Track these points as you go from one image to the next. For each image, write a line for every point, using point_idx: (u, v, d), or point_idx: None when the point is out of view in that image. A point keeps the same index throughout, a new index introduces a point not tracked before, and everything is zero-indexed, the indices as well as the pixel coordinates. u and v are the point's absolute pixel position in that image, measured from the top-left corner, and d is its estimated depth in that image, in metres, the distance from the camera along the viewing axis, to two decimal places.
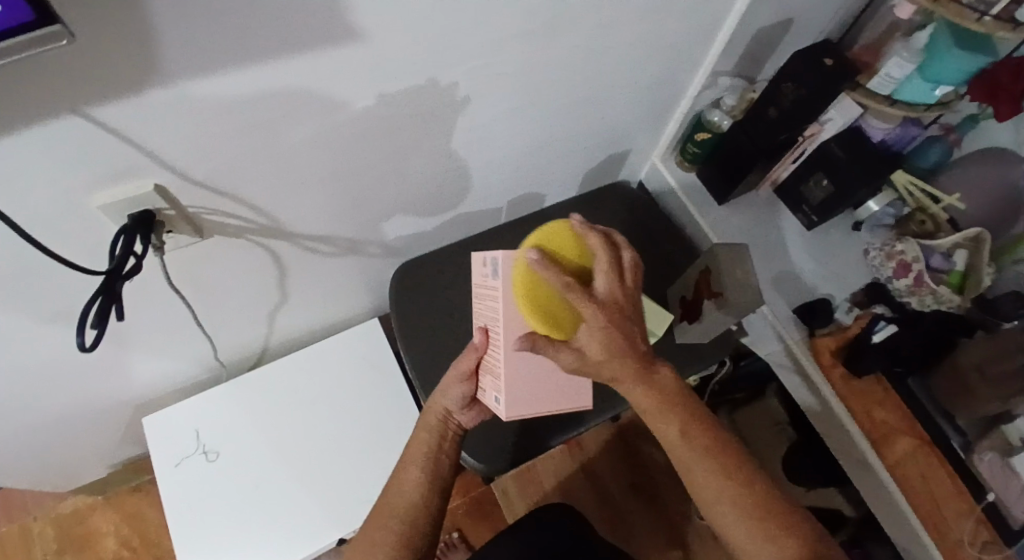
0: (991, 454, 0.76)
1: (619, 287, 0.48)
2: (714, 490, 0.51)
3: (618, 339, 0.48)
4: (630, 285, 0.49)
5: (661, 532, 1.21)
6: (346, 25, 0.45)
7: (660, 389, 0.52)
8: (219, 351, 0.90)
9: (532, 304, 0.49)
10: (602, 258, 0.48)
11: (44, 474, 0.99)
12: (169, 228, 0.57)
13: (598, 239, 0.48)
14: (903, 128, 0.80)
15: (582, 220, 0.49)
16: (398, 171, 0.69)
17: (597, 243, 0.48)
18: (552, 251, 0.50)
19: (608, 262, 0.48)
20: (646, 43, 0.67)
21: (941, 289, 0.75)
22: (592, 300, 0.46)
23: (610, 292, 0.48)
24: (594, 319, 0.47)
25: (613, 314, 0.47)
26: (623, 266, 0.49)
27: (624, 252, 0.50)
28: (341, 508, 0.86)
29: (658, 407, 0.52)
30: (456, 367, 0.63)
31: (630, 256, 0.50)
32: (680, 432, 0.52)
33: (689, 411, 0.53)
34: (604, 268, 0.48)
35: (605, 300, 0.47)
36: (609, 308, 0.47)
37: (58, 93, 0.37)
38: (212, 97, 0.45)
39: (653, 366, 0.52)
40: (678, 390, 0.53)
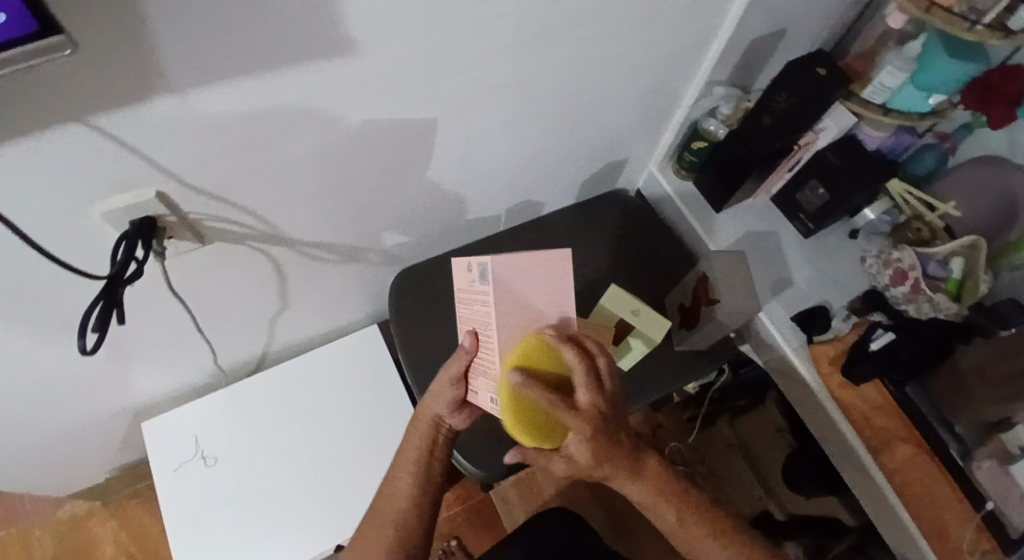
0: (991, 462, 0.75)
1: (598, 396, 0.52)
2: (711, 555, 0.59)
3: (603, 440, 0.52)
4: (606, 391, 0.53)
5: (662, 541, 1.20)
6: (342, 36, 0.46)
7: (653, 480, 0.58)
8: (219, 357, 0.90)
9: (518, 421, 0.53)
10: (580, 374, 0.51)
11: (43, 480, 0.99)
12: (170, 235, 0.58)
13: (573, 357, 0.51)
14: (898, 136, 0.82)
15: (556, 336, 0.52)
16: (398, 180, 0.70)
17: (574, 361, 0.51)
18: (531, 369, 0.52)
19: (585, 373, 0.51)
20: (641, 53, 0.68)
21: (938, 296, 0.76)
22: (575, 415, 0.51)
23: (589, 403, 0.51)
24: (581, 434, 0.51)
25: (595, 422, 0.51)
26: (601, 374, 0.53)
27: (599, 360, 0.53)
28: (339, 515, 0.86)
29: (656, 496, 0.58)
30: (446, 374, 0.62)
31: (604, 361, 0.54)
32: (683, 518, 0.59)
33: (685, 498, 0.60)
34: (581, 384, 0.51)
35: (585, 410, 0.51)
36: (590, 418, 0.51)
37: (60, 103, 0.38)
38: (211, 106, 0.46)
39: (641, 462, 0.58)
40: (666, 472, 0.60)
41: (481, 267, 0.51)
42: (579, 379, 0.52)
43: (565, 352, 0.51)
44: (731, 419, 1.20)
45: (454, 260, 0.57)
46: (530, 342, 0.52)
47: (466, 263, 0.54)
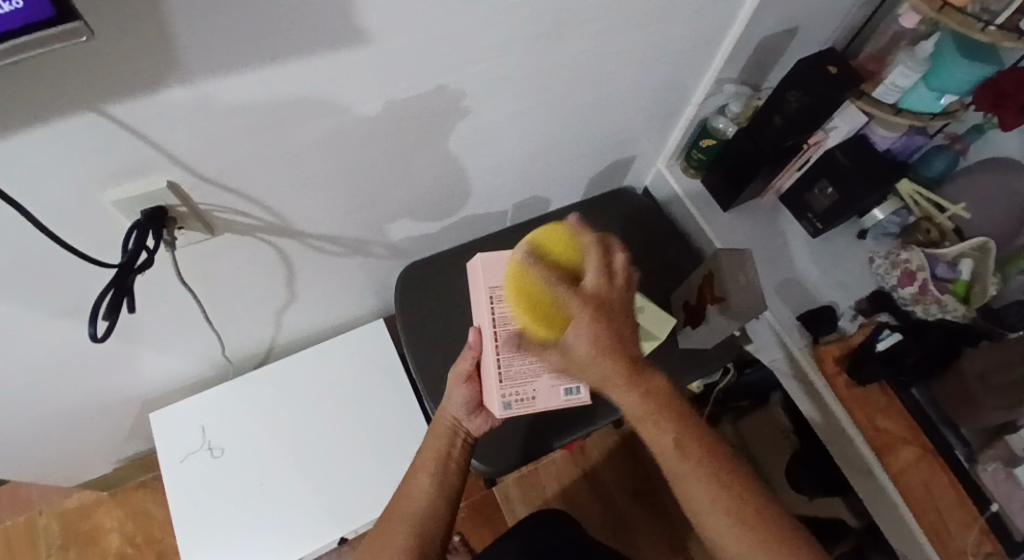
0: (995, 465, 0.76)
1: (608, 285, 0.47)
2: (694, 480, 0.52)
3: (608, 333, 0.46)
4: (620, 286, 0.48)
5: (663, 539, 1.20)
6: (354, 27, 0.46)
7: (658, 401, 0.50)
8: (227, 348, 0.91)
9: (523, 309, 0.52)
10: (592, 255, 0.48)
11: (52, 467, 1.00)
12: (181, 225, 0.58)
13: (590, 237, 0.49)
14: (908, 137, 0.81)
15: (578, 222, 0.52)
16: (406, 172, 0.70)
17: (589, 243, 0.49)
18: (545, 250, 0.52)
19: (597, 261, 0.47)
20: (652, 48, 0.68)
21: (946, 298, 0.76)
22: (580, 296, 0.46)
23: (598, 288, 0.47)
24: (581, 312, 0.46)
25: (600, 304, 0.46)
26: (615, 269, 0.48)
27: (616, 255, 0.49)
28: (343, 508, 0.87)
29: (647, 417, 0.50)
30: (456, 374, 0.65)
31: (621, 257, 0.49)
32: (680, 445, 0.51)
33: (690, 424, 0.52)
34: (594, 265, 0.47)
35: (590, 295, 0.46)
36: (594, 303, 0.46)
37: (74, 91, 0.39)
38: (223, 96, 0.46)
39: (650, 371, 0.50)
40: (668, 393, 0.51)
41: None
42: (592, 259, 0.48)
43: (581, 236, 0.50)
44: (734, 419, 1.17)
45: (478, 257, 0.60)
46: (554, 230, 0.52)
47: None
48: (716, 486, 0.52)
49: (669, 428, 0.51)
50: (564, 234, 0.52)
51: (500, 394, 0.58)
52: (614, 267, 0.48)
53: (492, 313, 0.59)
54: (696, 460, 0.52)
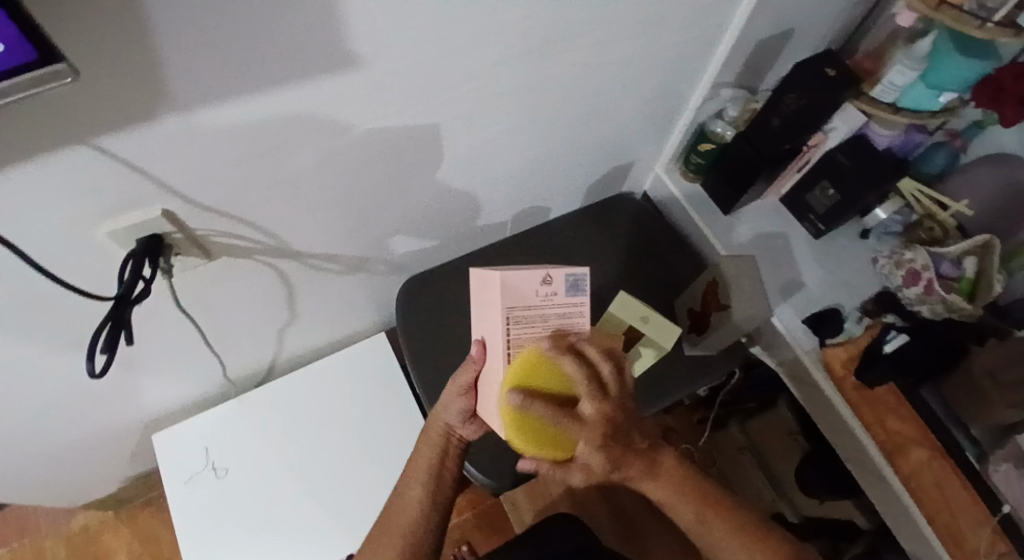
0: (1007, 466, 0.73)
1: (606, 407, 0.50)
2: (728, 545, 0.57)
3: (615, 445, 0.51)
4: (615, 401, 0.50)
5: (674, 543, 1.19)
6: (346, 50, 0.45)
7: (669, 478, 0.57)
8: (228, 368, 0.90)
9: (524, 438, 0.51)
10: (583, 385, 0.49)
11: (57, 493, 0.99)
12: (177, 252, 0.58)
13: (575, 367, 0.49)
14: (908, 135, 0.81)
15: (554, 345, 0.50)
16: (402, 190, 0.69)
17: (575, 371, 0.49)
18: (531, 385, 0.50)
19: (589, 388, 0.49)
20: (647, 55, 0.67)
21: (952, 297, 0.74)
22: (583, 427, 0.49)
23: (598, 414, 0.49)
24: (591, 444, 0.49)
25: (605, 431, 0.49)
26: (606, 383, 0.50)
27: (602, 368, 0.50)
28: (351, 524, 0.86)
29: (673, 493, 0.57)
30: (455, 383, 0.61)
31: (610, 367, 0.51)
32: (697, 517, 0.57)
33: (698, 489, 0.58)
34: (587, 395, 0.49)
35: (591, 421, 0.49)
36: (599, 429, 0.49)
37: (61, 126, 0.38)
38: (216, 122, 0.45)
39: (655, 458, 0.57)
40: (683, 467, 0.59)
41: (571, 278, 0.52)
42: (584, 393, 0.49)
43: (565, 364, 0.49)
44: (742, 421, 1.21)
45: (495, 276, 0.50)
46: (530, 357, 0.50)
47: (543, 276, 0.51)
48: (738, 540, 0.57)
49: (682, 499, 0.57)
50: (541, 359, 0.50)
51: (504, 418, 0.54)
52: (605, 380, 0.50)
53: (506, 335, 0.50)
54: (711, 521, 0.58)
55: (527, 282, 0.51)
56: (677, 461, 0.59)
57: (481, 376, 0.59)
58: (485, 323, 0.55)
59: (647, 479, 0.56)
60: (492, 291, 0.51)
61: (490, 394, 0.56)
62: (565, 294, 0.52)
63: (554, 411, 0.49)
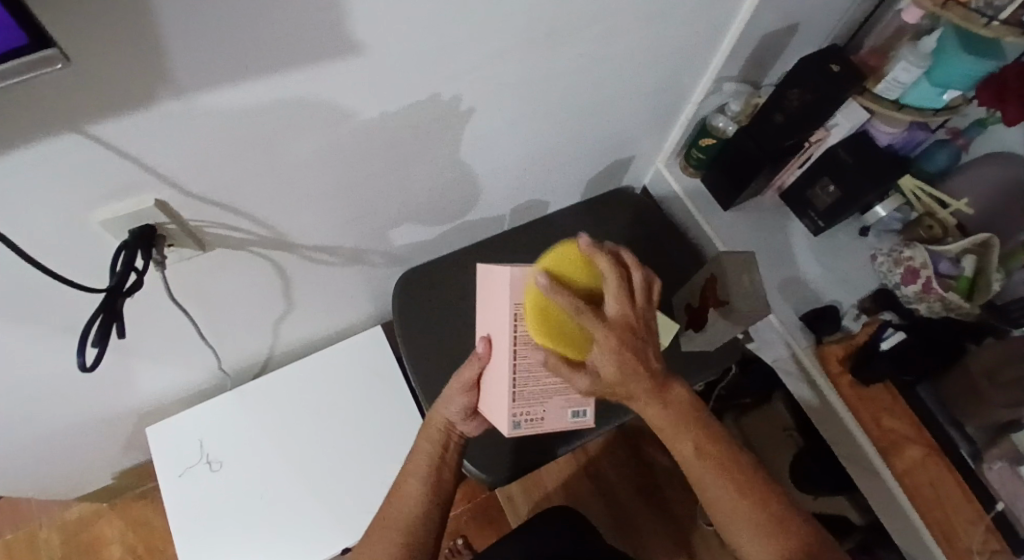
0: (1001, 463, 0.75)
1: (630, 308, 0.47)
2: (716, 486, 0.52)
3: (631, 356, 0.48)
4: (640, 306, 0.48)
5: (667, 536, 1.20)
6: (345, 39, 0.44)
7: (675, 408, 0.53)
8: (224, 359, 0.90)
9: (542, 330, 0.49)
10: (612, 281, 0.46)
11: (49, 482, 0.99)
12: (171, 243, 0.57)
13: (609, 263, 0.46)
14: (910, 132, 0.80)
15: (591, 242, 0.47)
16: (401, 181, 0.68)
17: (607, 268, 0.46)
18: (558, 275, 0.48)
19: (617, 285, 0.46)
20: (651, 48, 0.67)
21: (950, 296, 0.74)
22: (602, 324, 0.46)
23: (619, 313, 0.47)
24: (606, 343, 0.46)
25: (623, 333, 0.47)
26: (635, 289, 0.48)
27: (634, 273, 0.48)
28: (346, 516, 0.86)
29: (674, 424, 0.53)
30: (458, 379, 0.61)
31: (642, 275, 0.48)
32: (696, 449, 0.53)
33: (702, 424, 0.54)
34: (613, 293, 0.47)
35: (612, 320, 0.47)
36: (617, 331, 0.47)
37: (54, 113, 0.37)
38: (214, 111, 0.44)
39: (665, 385, 0.52)
40: (690, 401, 0.54)
41: None
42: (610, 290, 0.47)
43: (597, 258, 0.46)
44: (736, 417, 1.19)
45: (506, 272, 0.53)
46: (565, 249, 0.49)
47: None
48: (733, 488, 0.52)
49: (682, 431, 0.53)
50: (576, 252, 0.48)
51: (509, 414, 0.55)
52: (634, 286, 0.48)
53: (514, 329, 0.52)
54: (711, 457, 0.53)
55: None
56: (687, 393, 0.54)
57: (485, 373, 0.59)
58: (492, 321, 0.57)
59: (651, 404, 0.52)
60: (501, 291, 0.54)
61: (493, 391, 0.57)
62: None
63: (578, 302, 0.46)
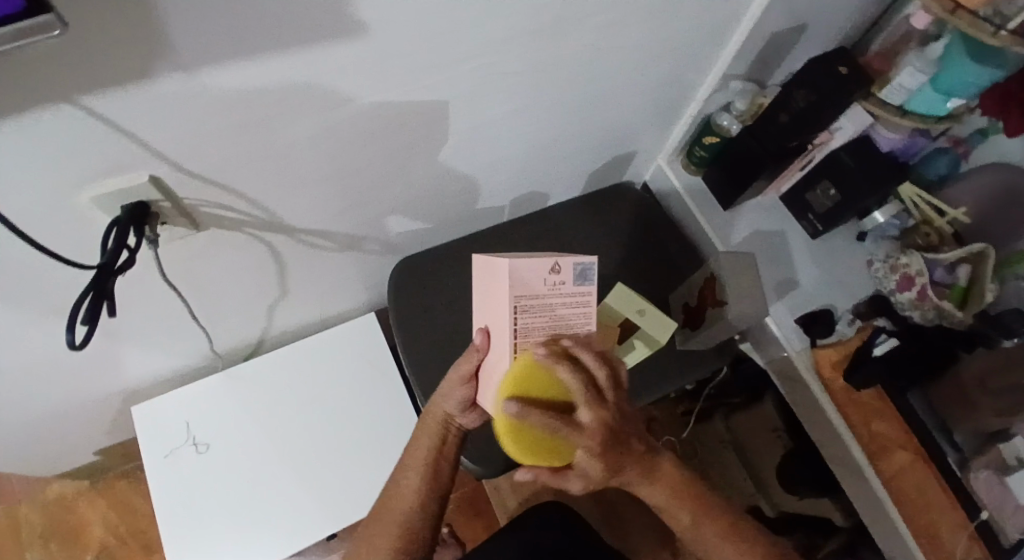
0: (987, 472, 0.77)
1: (606, 412, 0.48)
2: (718, 549, 0.58)
3: (614, 451, 0.50)
4: (612, 403, 0.49)
5: (652, 531, 1.21)
6: (351, 17, 0.43)
7: (667, 481, 0.57)
8: (214, 342, 0.88)
9: (521, 447, 0.49)
10: (581, 392, 0.47)
11: (31, 460, 0.97)
12: (164, 221, 0.55)
13: (572, 378, 0.46)
14: (911, 139, 0.80)
15: (549, 353, 0.46)
16: (401, 167, 0.67)
17: (573, 381, 0.46)
18: (526, 394, 0.47)
19: (588, 393, 0.47)
20: (659, 42, 0.66)
21: (944, 304, 0.75)
22: (582, 434, 0.47)
23: (598, 420, 0.47)
24: (592, 451, 0.48)
25: (605, 436, 0.48)
26: (602, 385, 0.49)
27: (600, 373, 0.48)
28: (333, 504, 0.85)
29: (671, 496, 0.57)
30: (455, 372, 0.60)
31: (604, 372, 0.48)
32: (693, 519, 0.57)
33: (693, 493, 0.58)
34: (586, 404, 0.47)
35: (591, 427, 0.47)
36: (599, 436, 0.47)
37: (47, 84, 0.35)
38: (212, 86, 0.43)
39: (654, 462, 0.56)
40: (680, 472, 0.58)
41: (579, 267, 0.48)
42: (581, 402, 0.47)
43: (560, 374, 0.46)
44: (726, 416, 1.23)
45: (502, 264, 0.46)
46: (522, 367, 0.46)
47: (552, 264, 0.47)
48: (733, 547, 0.58)
49: (680, 503, 0.57)
50: (536, 368, 0.47)
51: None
52: (601, 382, 0.48)
53: (513, 326, 0.46)
54: (709, 526, 0.58)
55: (531, 273, 0.46)
56: (676, 463, 0.58)
57: (483, 364, 0.57)
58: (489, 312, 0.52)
59: (644, 483, 0.56)
60: (501, 278, 0.47)
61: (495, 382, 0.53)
62: (573, 283, 0.48)
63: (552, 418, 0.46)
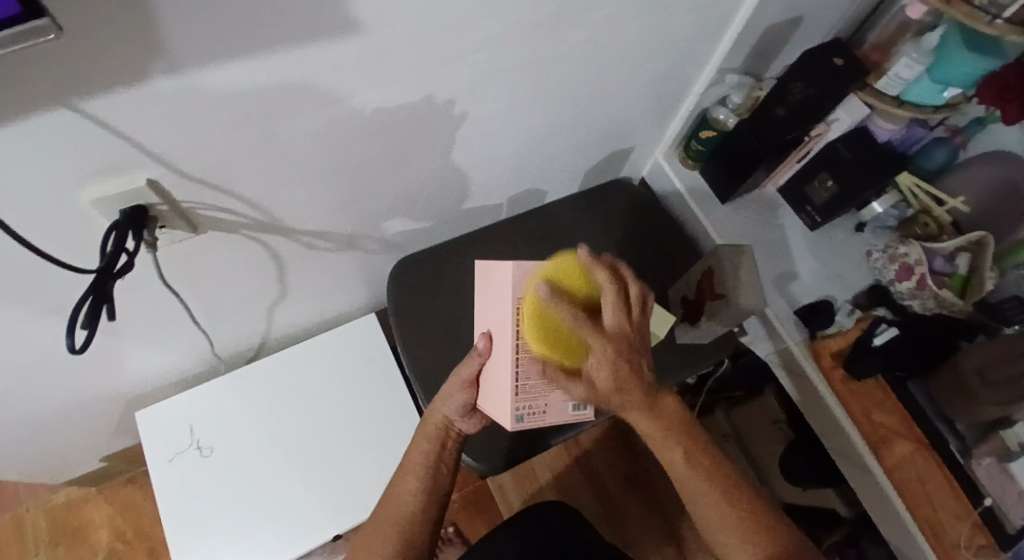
0: (989, 459, 0.77)
1: (626, 321, 0.47)
2: (705, 493, 0.54)
3: (626, 366, 0.48)
4: (637, 319, 0.48)
5: (656, 527, 1.21)
6: (345, 17, 0.43)
7: (670, 430, 0.53)
8: (216, 345, 0.89)
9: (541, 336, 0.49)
10: (610, 291, 0.47)
11: (37, 464, 0.97)
12: (162, 224, 0.56)
13: (606, 275, 0.46)
14: (909, 130, 0.81)
15: (589, 253, 0.47)
16: (399, 166, 0.67)
17: (604, 280, 0.46)
18: (561, 284, 0.49)
19: (614, 297, 0.47)
20: (654, 36, 0.66)
21: (944, 292, 0.75)
22: (599, 333, 0.46)
23: (617, 328, 0.47)
24: (604, 353, 0.46)
25: (621, 341, 0.47)
26: (631, 300, 0.48)
27: (632, 286, 0.48)
28: (337, 505, 0.86)
29: (667, 436, 0.54)
30: (458, 376, 0.60)
31: (637, 287, 0.49)
32: (684, 457, 0.54)
33: (690, 434, 0.55)
34: (611, 304, 0.47)
35: (610, 332, 0.47)
36: (615, 341, 0.46)
37: (41, 89, 0.36)
38: (206, 88, 0.43)
39: (660, 402, 0.53)
40: (681, 412, 0.55)
41: None
42: (607, 302, 0.47)
43: (596, 270, 0.47)
44: (727, 409, 1.22)
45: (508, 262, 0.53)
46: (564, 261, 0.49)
47: None
48: (722, 496, 0.54)
49: (674, 442, 0.54)
50: (576, 263, 0.49)
51: (513, 407, 0.54)
52: (630, 297, 0.48)
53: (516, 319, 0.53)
54: (700, 465, 0.54)
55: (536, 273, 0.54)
56: (677, 403, 0.55)
57: (484, 369, 0.59)
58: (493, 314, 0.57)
59: (642, 413, 0.52)
60: (503, 282, 0.54)
61: (495, 387, 0.57)
62: None
63: (577, 311, 0.47)
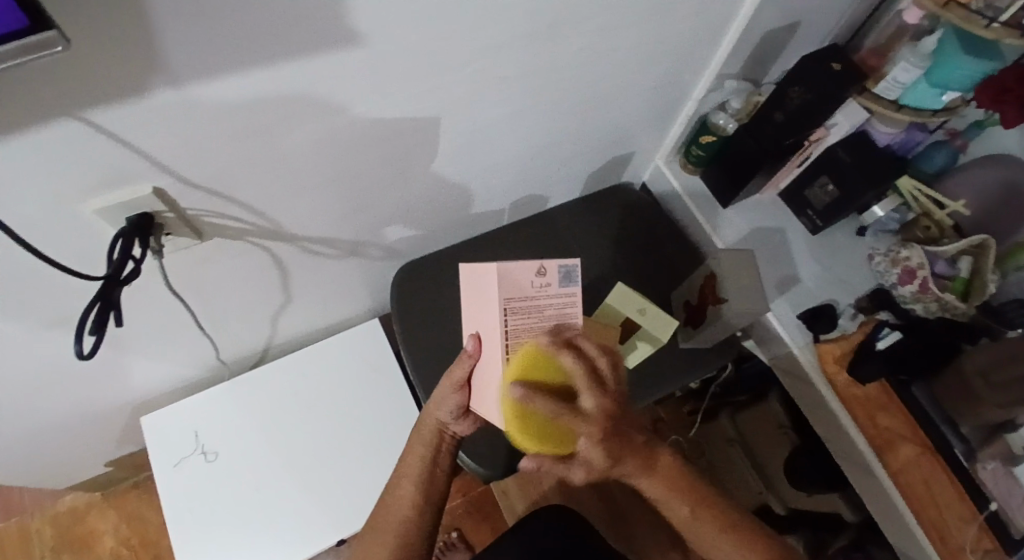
0: (994, 463, 0.77)
1: (607, 400, 0.49)
2: (713, 538, 0.58)
3: (615, 439, 0.51)
4: (615, 393, 0.50)
5: (661, 533, 1.20)
6: (346, 27, 0.44)
7: (664, 474, 0.57)
8: (220, 351, 0.89)
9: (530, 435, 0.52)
10: (583, 378, 0.49)
11: (43, 472, 0.98)
12: (168, 232, 0.56)
13: (574, 362, 0.49)
14: (909, 133, 0.81)
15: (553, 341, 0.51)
16: (400, 174, 0.68)
17: (574, 366, 0.49)
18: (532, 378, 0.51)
19: (589, 381, 0.49)
20: (653, 43, 0.66)
21: (946, 296, 0.75)
22: (583, 420, 0.48)
23: (600, 408, 0.49)
24: (591, 437, 0.49)
25: (606, 423, 0.49)
26: (605, 377, 0.50)
27: (601, 362, 0.50)
28: (340, 510, 0.86)
29: (669, 490, 0.57)
30: (451, 378, 0.60)
31: (609, 362, 0.51)
32: (691, 511, 0.58)
33: (689, 486, 0.58)
34: (588, 389, 0.49)
35: (592, 414, 0.49)
36: (600, 423, 0.49)
37: (49, 101, 0.36)
38: (210, 99, 0.44)
39: (652, 455, 0.56)
40: (679, 466, 0.59)
41: (564, 269, 0.54)
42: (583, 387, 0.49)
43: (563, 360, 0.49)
44: (731, 413, 1.23)
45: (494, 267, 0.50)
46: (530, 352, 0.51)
47: (538, 266, 0.53)
48: (730, 539, 0.58)
49: (676, 495, 0.58)
50: (541, 354, 0.51)
51: (503, 408, 0.55)
52: (604, 374, 0.50)
53: (504, 324, 0.52)
54: (706, 515, 0.59)
55: (523, 273, 0.52)
56: (674, 459, 0.59)
57: (477, 370, 0.58)
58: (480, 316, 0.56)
59: (643, 475, 0.56)
60: (489, 285, 0.52)
61: (487, 387, 0.57)
62: (559, 285, 0.54)
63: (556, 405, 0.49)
